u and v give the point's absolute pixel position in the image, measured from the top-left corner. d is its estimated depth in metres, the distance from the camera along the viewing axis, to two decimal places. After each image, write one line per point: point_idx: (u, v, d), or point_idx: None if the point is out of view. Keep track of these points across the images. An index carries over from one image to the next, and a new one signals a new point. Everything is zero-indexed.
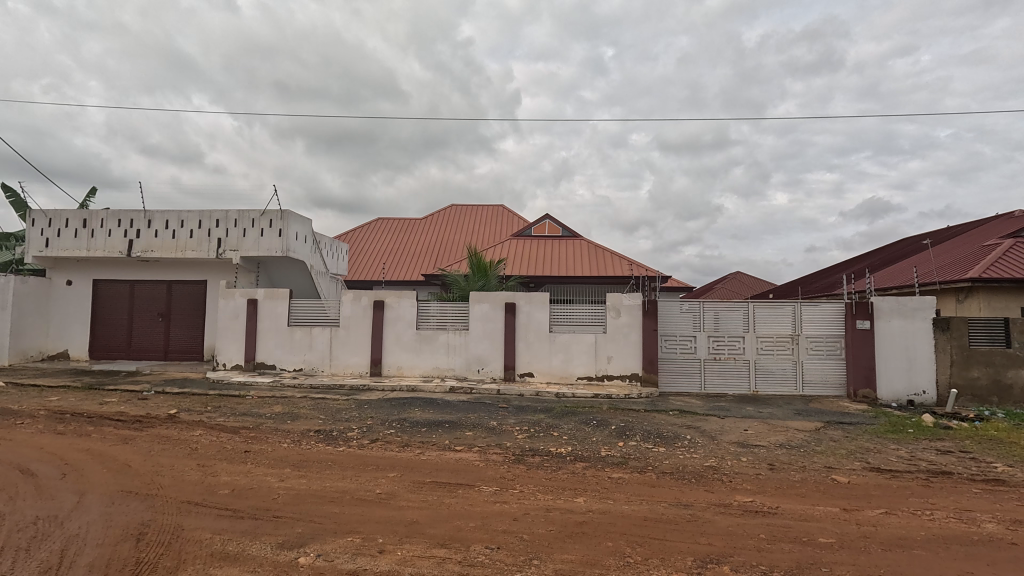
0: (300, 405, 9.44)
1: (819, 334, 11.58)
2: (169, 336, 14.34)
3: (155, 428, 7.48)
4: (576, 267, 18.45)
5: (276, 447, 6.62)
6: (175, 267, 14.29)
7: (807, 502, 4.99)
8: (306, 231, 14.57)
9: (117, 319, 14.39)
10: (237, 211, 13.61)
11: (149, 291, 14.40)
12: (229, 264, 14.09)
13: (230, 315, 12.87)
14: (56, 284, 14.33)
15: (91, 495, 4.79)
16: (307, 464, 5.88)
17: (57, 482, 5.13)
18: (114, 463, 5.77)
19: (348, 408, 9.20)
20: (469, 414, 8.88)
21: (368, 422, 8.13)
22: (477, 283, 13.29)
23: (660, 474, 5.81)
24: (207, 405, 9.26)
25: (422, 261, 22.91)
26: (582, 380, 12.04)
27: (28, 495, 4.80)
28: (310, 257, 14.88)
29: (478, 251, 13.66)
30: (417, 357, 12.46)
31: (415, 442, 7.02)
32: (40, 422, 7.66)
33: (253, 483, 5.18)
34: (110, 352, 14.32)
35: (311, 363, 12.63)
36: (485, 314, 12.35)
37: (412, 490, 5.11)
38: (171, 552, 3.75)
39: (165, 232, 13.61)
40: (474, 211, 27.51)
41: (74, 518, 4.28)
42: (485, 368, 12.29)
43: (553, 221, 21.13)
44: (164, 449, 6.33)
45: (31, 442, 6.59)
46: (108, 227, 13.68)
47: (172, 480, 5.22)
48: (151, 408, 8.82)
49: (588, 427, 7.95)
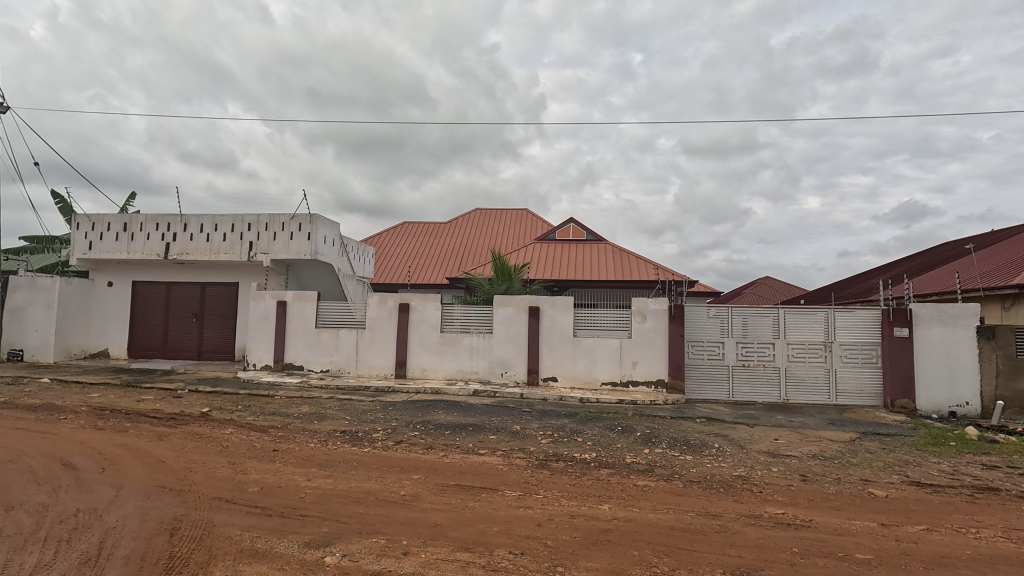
0: (327, 406, 9.59)
1: (854, 342, 11.19)
2: (203, 337, 14.78)
3: (189, 425, 7.70)
4: (601, 272, 18.27)
5: (304, 446, 6.74)
6: (209, 269, 14.70)
7: (842, 516, 4.81)
8: (334, 234, 14.84)
9: (153, 319, 14.88)
10: (268, 215, 13.97)
11: (184, 292, 14.85)
12: (259, 267, 14.42)
13: (260, 316, 13.18)
14: (98, 285, 14.93)
15: (127, 489, 4.95)
16: (333, 464, 5.95)
17: (96, 475, 5.34)
18: (150, 459, 5.95)
19: (374, 409, 9.32)
20: (492, 417, 8.88)
21: (393, 423, 8.22)
22: (501, 287, 13.28)
23: (687, 482, 5.69)
24: (238, 404, 9.50)
25: (447, 265, 23.08)
26: (606, 386, 11.91)
27: (71, 488, 4.99)
28: (337, 260, 15.15)
29: (502, 254, 13.60)
30: (441, 360, 12.53)
31: (439, 444, 7.05)
32: (82, 417, 7.99)
33: (282, 481, 5.27)
34: (146, 351, 14.82)
35: (338, 364, 12.84)
36: (509, 318, 12.33)
37: (436, 492, 5.12)
38: (203, 548, 3.83)
39: (200, 235, 14.07)
40: (500, 215, 27.56)
41: (112, 511, 4.43)
42: (509, 372, 12.27)
43: (577, 224, 21.00)
44: (197, 447, 6.51)
45: (72, 436, 6.88)
46: (147, 231, 14.20)
47: (204, 477, 5.35)
48: (185, 406, 9.09)
49: (613, 433, 7.85)
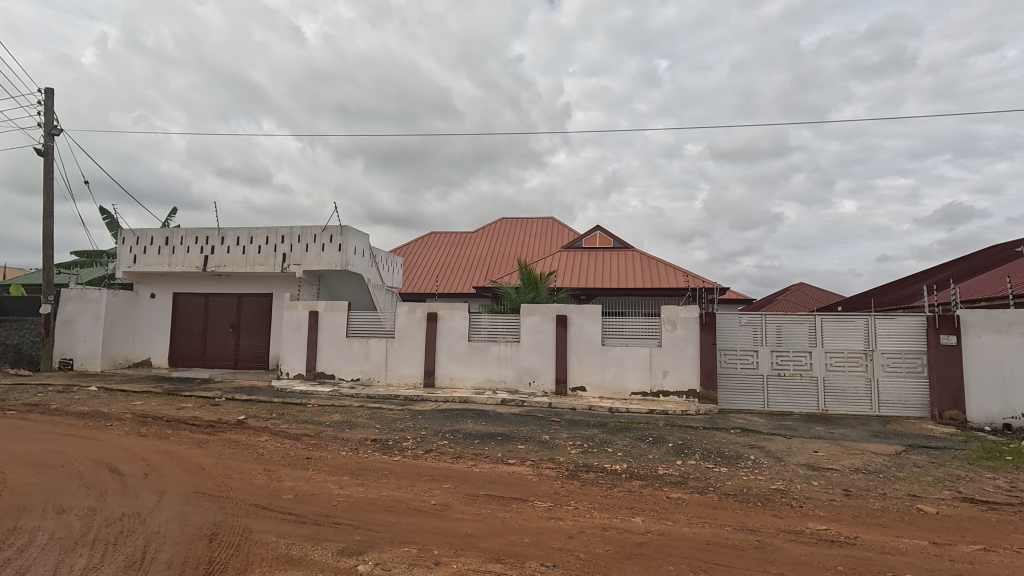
0: (358, 414, 9.72)
1: (897, 350, 10.73)
2: (239, 346, 15.23)
3: (226, 432, 7.92)
4: (629, 279, 18.08)
5: (336, 454, 6.85)
6: (244, 281, 15.17)
7: (889, 534, 4.58)
8: (364, 245, 15.14)
9: (193, 330, 15.42)
10: (301, 228, 14.34)
11: (221, 303, 15.34)
12: (292, 278, 14.80)
13: (293, 326, 13.50)
14: (141, 297, 15.58)
15: (169, 495, 5.11)
16: (364, 472, 6.01)
17: (140, 481, 5.52)
18: (190, 465, 6.13)
19: (403, 418, 9.40)
20: (521, 426, 8.84)
21: (423, 432, 8.27)
22: (528, 296, 13.26)
23: (722, 495, 5.52)
24: (272, 412, 9.72)
25: (474, 274, 23.23)
26: (636, 396, 11.72)
27: (116, 492, 5.18)
28: (367, 270, 15.43)
29: (529, 263, 13.61)
30: (469, 369, 12.56)
31: (468, 453, 7.05)
32: (127, 424, 8.31)
33: (315, 489, 5.35)
34: (186, 360, 15.35)
35: (367, 374, 13.02)
36: (537, 326, 12.30)
37: (466, 502, 5.11)
38: (240, 554, 3.91)
39: (236, 247, 14.55)
40: (526, 224, 27.61)
41: (154, 516, 4.57)
42: (537, 381, 12.21)
43: (604, 232, 20.86)
44: (234, 454, 6.68)
45: (117, 442, 7.16)
46: (187, 245, 14.77)
47: (241, 483, 5.49)
48: (222, 414, 9.35)
49: (643, 444, 7.71)
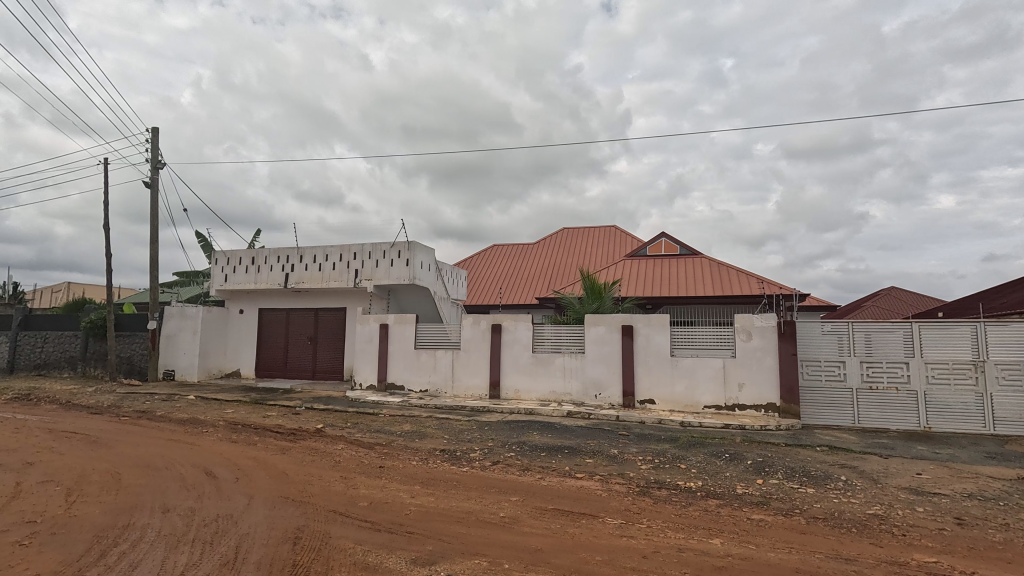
0: (427, 424, 9.96)
1: (1014, 361, 9.53)
2: (317, 358, 16.13)
3: (306, 440, 8.38)
4: (697, 287, 17.37)
5: (407, 463, 7.04)
6: (321, 296, 16.08)
7: (1017, 571, 4.02)
8: (430, 260, 15.61)
9: (276, 343, 16.52)
10: (371, 244, 15.03)
11: (301, 318, 16.34)
12: (364, 293, 15.51)
13: (365, 339, 14.11)
14: (231, 312, 16.92)
15: (257, 498, 5.46)
16: (434, 482, 6.12)
17: (232, 484, 5.96)
18: (275, 471, 6.53)
19: (470, 429, 9.51)
20: (588, 440, 8.68)
21: (490, 443, 8.33)
22: (592, 306, 13.07)
23: (810, 519, 5.11)
24: (347, 421, 10.18)
25: (537, 285, 23.27)
26: (709, 410, 11.17)
27: (212, 494, 5.62)
28: (433, 284, 15.88)
29: (592, 273, 13.45)
30: (534, 381, 12.53)
31: (535, 466, 7.00)
32: (221, 431, 9.02)
33: (388, 497, 5.52)
34: (270, 371, 16.45)
35: (435, 385, 13.33)
36: (602, 337, 12.09)
37: (535, 516, 5.06)
38: (321, 558, 4.09)
39: (313, 265, 15.48)
40: (588, 233, 27.35)
41: (245, 518, 4.90)
42: (603, 394, 11.97)
43: (670, 239, 20.23)
44: (314, 461, 7.04)
45: (212, 448, 7.78)
46: (271, 263, 15.91)
47: (320, 490, 5.76)
48: (302, 423, 9.92)
49: (719, 461, 7.32)
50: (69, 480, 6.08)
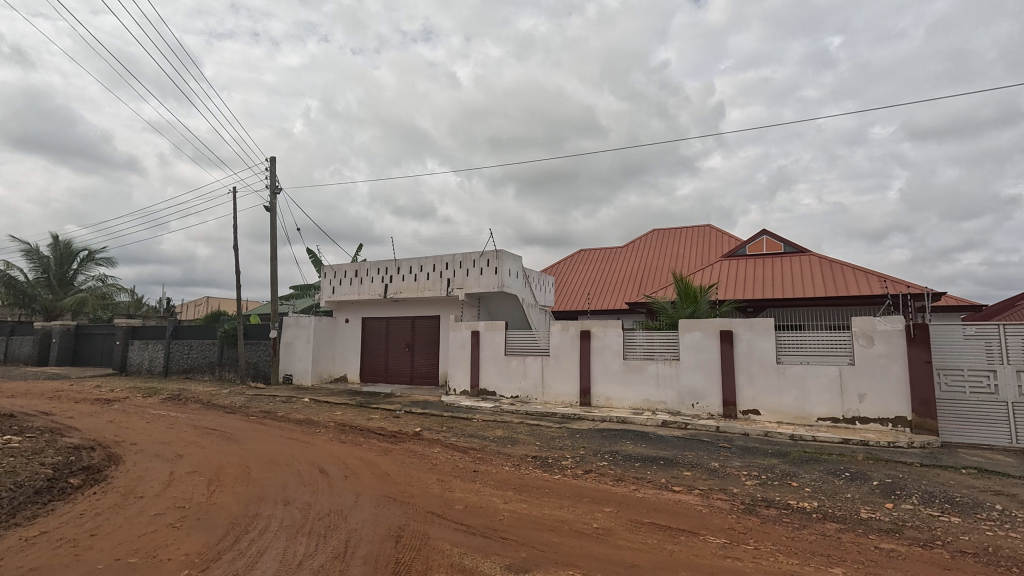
0: (518, 430, 10.08)
1: None
2: (414, 364, 17.01)
3: (406, 442, 8.86)
4: (806, 288, 15.94)
5: (500, 469, 7.17)
6: (417, 305, 16.95)
7: None
8: (517, 267, 15.85)
9: (377, 349, 17.66)
10: (461, 254, 15.60)
11: (399, 325, 17.33)
12: (456, 301, 16.11)
13: (458, 345, 14.61)
14: (339, 322, 18.38)
15: (363, 496, 5.86)
16: (527, 489, 6.17)
17: (342, 482, 6.45)
18: (378, 470, 6.97)
19: (561, 436, 9.48)
20: (686, 451, 8.27)
21: (581, 452, 8.23)
22: (686, 310, 12.47)
23: (956, 553, 4.43)
24: (443, 425, 10.60)
25: (626, 290, 22.71)
26: (824, 423, 10.15)
27: (325, 490, 6.12)
28: (522, 291, 16.09)
29: (685, 275, 12.84)
30: (626, 388, 12.20)
31: (629, 477, 6.80)
32: (332, 431, 9.82)
33: (482, 502, 5.65)
34: (373, 376, 17.60)
35: (526, 391, 13.45)
36: (698, 343, 11.49)
37: (630, 529, 4.91)
38: (421, 558, 4.28)
39: (409, 276, 16.38)
40: (680, 234, 26.15)
41: (353, 514, 5.27)
42: (701, 403, 11.35)
43: (772, 236, 18.77)
44: (413, 462, 7.42)
45: (324, 447, 8.49)
46: (372, 275, 17.06)
47: (419, 491, 6.05)
48: (402, 425, 10.48)
49: (838, 480, 6.61)
50: (210, 472, 6.95)
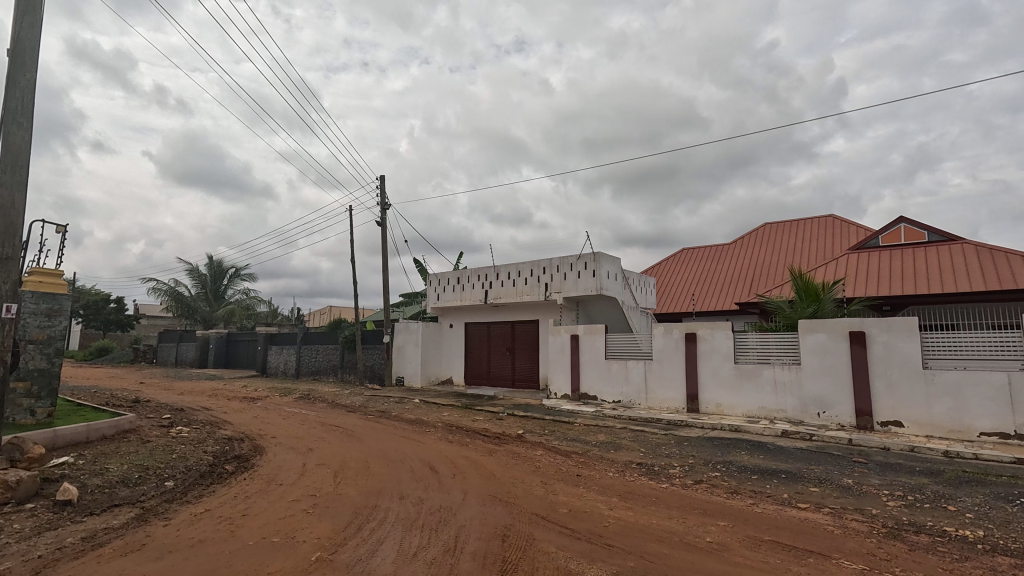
0: (622, 436, 9.84)
1: None
2: (515, 367, 17.33)
3: (510, 444, 9.05)
4: (958, 282, 13.76)
5: (603, 474, 7.05)
6: (516, 309, 17.27)
7: None
8: (616, 269, 15.53)
9: (480, 353, 18.26)
10: (558, 258, 15.64)
11: (500, 330, 17.78)
12: (554, 305, 16.16)
13: (558, 349, 14.62)
14: (444, 327, 19.31)
15: (471, 494, 6.08)
16: (633, 496, 5.99)
17: (451, 480, 6.75)
18: (484, 470, 7.20)
19: (668, 443, 9.09)
20: (811, 465, 7.51)
21: (690, 460, 7.82)
22: (806, 310, 11.35)
23: None
24: (545, 428, 10.67)
25: (736, 289, 21.25)
26: (990, 439, 8.65)
27: (436, 487, 6.46)
28: (621, 293, 15.72)
29: (805, 272, 11.70)
30: (739, 394, 11.39)
31: (745, 490, 6.33)
32: (440, 431, 10.32)
33: (587, 506, 5.59)
34: (476, 379, 18.22)
35: (628, 396, 13.09)
36: (822, 346, 10.40)
37: (748, 546, 4.56)
38: (527, 558, 4.34)
39: (508, 281, 16.76)
40: (799, 226, 23.82)
41: (462, 511, 5.49)
42: (829, 412, 10.24)
43: (911, 224, 16.47)
44: (517, 464, 7.55)
45: (434, 446, 8.96)
46: (473, 282, 17.71)
47: (523, 492, 6.14)
48: (505, 428, 10.72)
49: (1010, 506, 5.59)
50: (336, 465, 7.65)
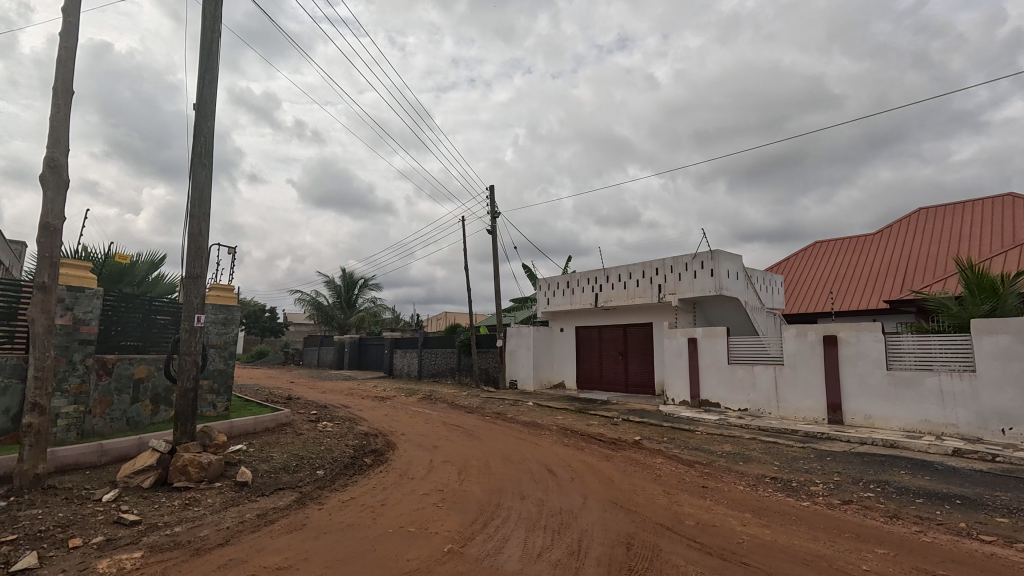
0: (751, 447, 9.12)
1: None
2: (628, 372, 16.90)
3: (627, 450, 8.84)
4: None
5: (732, 487, 6.59)
6: (628, 312, 16.86)
7: None
8: (737, 267, 14.50)
9: (591, 357, 18.09)
10: (672, 258, 15.01)
11: (611, 334, 17.48)
12: (669, 307, 15.51)
13: (674, 353, 13.98)
14: (554, 331, 19.45)
15: (591, 499, 6.04)
16: (769, 513, 5.53)
17: (569, 483, 6.77)
18: (602, 475, 7.12)
19: (806, 457, 8.24)
20: (995, 490, 6.34)
21: (836, 478, 7.01)
22: (979, 307, 9.64)
23: None
24: (663, 435, 10.26)
25: (884, 286, 18.67)
26: None
27: (555, 489, 6.52)
28: (744, 293, 14.63)
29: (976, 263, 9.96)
30: (894, 406, 9.98)
31: (908, 515, 5.52)
32: (555, 434, 10.40)
33: (716, 520, 5.28)
34: (588, 383, 18.06)
35: (756, 404, 12.10)
36: (1006, 349, 8.74)
37: None
38: (654, 569, 4.21)
39: (619, 284, 16.43)
40: (968, 208, 20.21)
41: (583, 516, 5.48)
42: (1017, 429, 8.57)
43: None
44: (636, 471, 7.36)
45: (551, 449, 9.05)
46: (583, 285, 17.63)
47: (645, 500, 5.97)
48: (622, 433, 10.49)
49: None
50: (460, 463, 8.06)
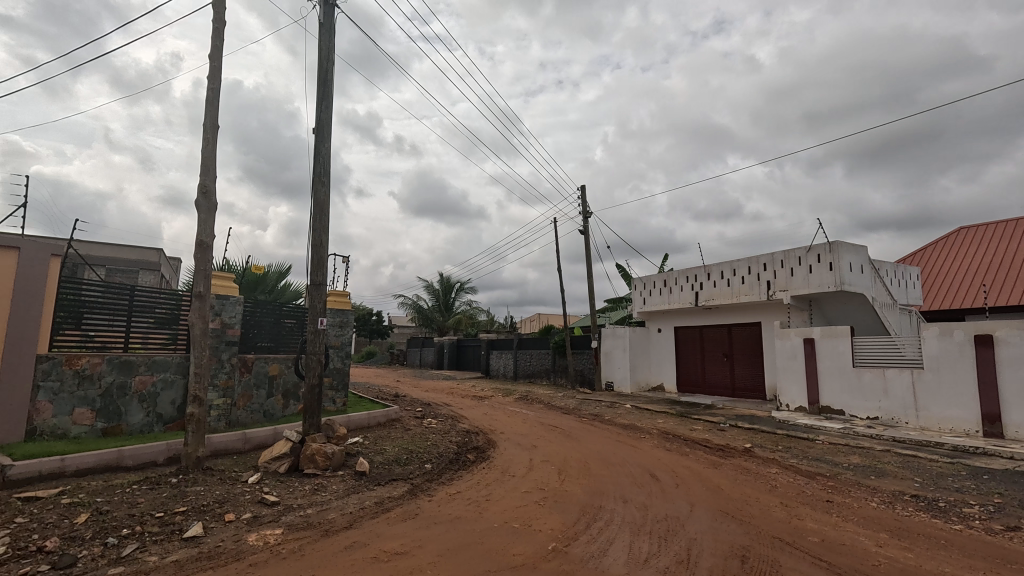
0: (885, 460, 8.15)
1: None
2: (735, 375, 15.89)
3: (737, 458, 8.31)
4: None
5: (863, 503, 5.95)
6: (734, 311, 15.87)
7: None
8: (862, 260, 13.06)
9: (692, 359, 17.26)
10: (783, 252, 13.90)
11: (714, 334, 16.55)
12: (780, 305, 14.36)
13: (788, 355, 12.89)
14: (652, 332, 18.82)
15: (699, 508, 5.78)
16: (910, 535, 4.91)
17: (674, 489, 6.53)
18: (710, 483, 6.76)
19: (956, 474, 7.20)
20: None
21: (997, 499, 6.04)
22: None
23: None
24: (778, 444, 9.50)
25: None
26: None
27: (659, 495, 6.32)
28: (871, 288, 13.13)
29: None
30: None
31: None
32: (656, 438, 10.06)
33: (845, 539, 4.80)
34: (690, 386, 17.23)
35: (890, 412, 10.79)
36: None
37: None
38: None
39: (722, 281, 15.52)
40: None
41: (692, 524, 5.26)
42: None
43: None
44: (748, 480, 6.90)
45: (653, 453, 8.77)
46: (682, 284, 16.89)
47: (760, 512, 5.58)
48: (730, 440, 9.89)
49: None
50: (559, 463, 8.09)
